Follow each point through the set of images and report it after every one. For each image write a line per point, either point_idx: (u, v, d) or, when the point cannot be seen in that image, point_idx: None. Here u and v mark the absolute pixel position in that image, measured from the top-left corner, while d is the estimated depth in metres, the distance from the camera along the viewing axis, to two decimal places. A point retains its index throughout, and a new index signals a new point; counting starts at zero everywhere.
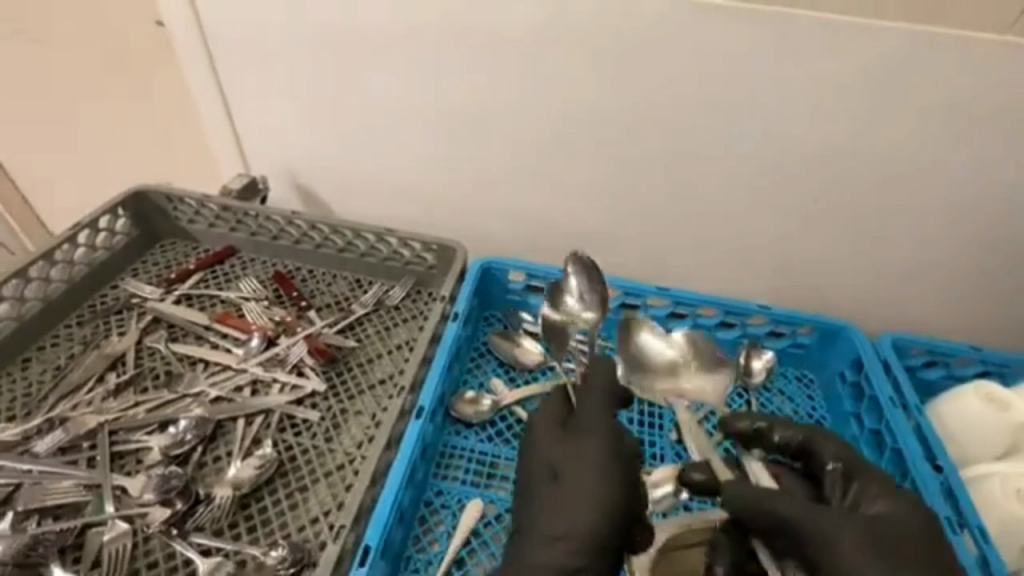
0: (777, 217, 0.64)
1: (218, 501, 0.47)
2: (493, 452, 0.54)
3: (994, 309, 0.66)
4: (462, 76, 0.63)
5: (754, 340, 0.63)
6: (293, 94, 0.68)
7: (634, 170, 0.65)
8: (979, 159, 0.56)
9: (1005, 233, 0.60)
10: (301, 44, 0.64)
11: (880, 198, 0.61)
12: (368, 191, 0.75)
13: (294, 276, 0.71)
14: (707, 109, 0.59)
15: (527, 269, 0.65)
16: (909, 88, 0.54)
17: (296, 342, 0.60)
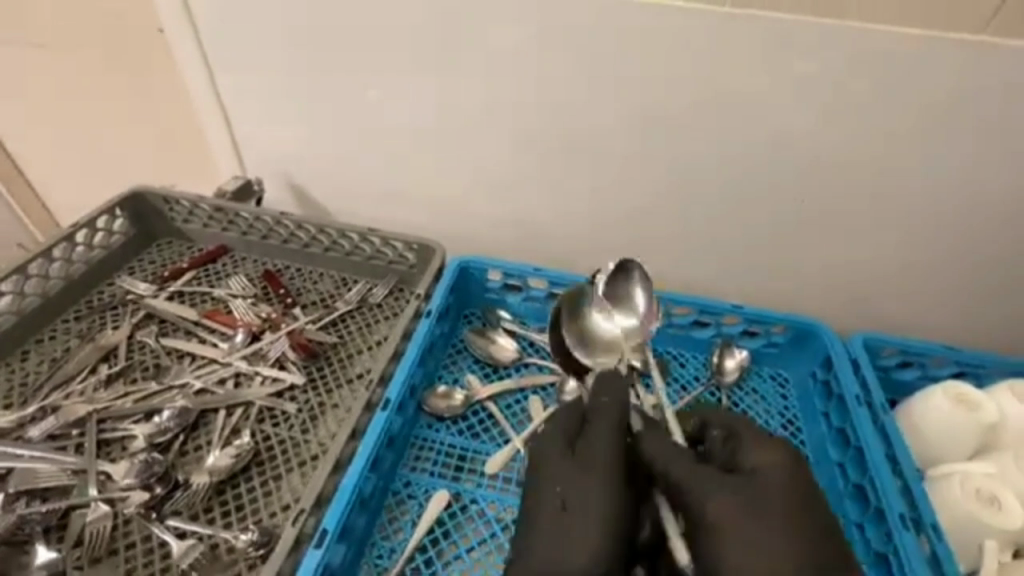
0: (756, 216, 0.67)
1: (195, 487, 0.49)
2: (462, 445, 0.55)
3: (966, 304, 0.69)
4: (444, 79, 0.65)
5: (727, 339, 0.64)
6: (285, 98, 0.71)
7: (615, 170, 0.67)
8: (951, 156, 0.58)
9: (975, 231, 0.63)
10: (293, 53, 0.67)
11: (853, 198, 0.63)
12: (357, 191, 0.78)
13: (282, 274, 0.73)
14: (682, 110, 0.61)
15: (504, 267, 0.66)
16: (879, 91, 0.55)
17: (278, 337, 0.63)
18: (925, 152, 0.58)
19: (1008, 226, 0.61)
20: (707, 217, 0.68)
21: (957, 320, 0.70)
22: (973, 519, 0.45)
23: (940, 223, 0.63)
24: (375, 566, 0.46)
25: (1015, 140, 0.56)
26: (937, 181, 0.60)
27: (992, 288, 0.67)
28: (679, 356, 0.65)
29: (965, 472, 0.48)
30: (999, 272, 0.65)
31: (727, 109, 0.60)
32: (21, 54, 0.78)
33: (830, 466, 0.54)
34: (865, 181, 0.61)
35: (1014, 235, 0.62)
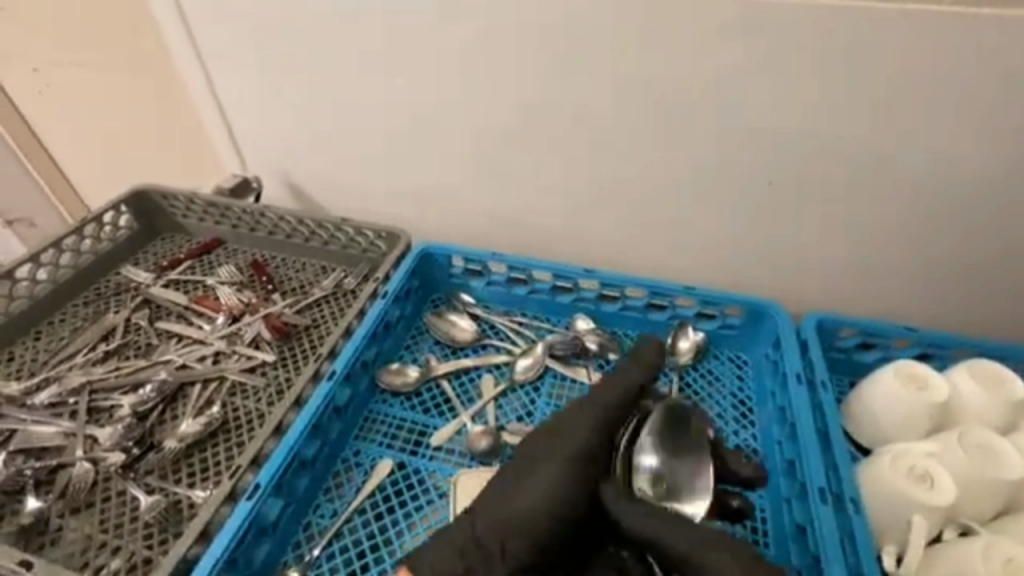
0: (727, 198, 0.66)
1: (166, 450, 0.55)
2: (413, 418, 0.58)
3: (962, 295, 0.65)
4: (418, 76, 0.68)
5: (682, 321, 0.64)
6: (278, 100, 0.76)
7: (584, 156, 0.68)
8: (919, 132, 0.56)
9: (958, 215, 0.60)
10: (279, 57, 0.72)
11: (818, 183, 0.62)
12: (345, 185, 0.82)
13: (269, 263, 0.78)
14: (637, 94, 0.62)
15: (466, 253, 0.68)
16: (830, 70, 0.55)
17: (256, 320, 0.67)
18: (889, 128, 0.57)
19: (989, 204, 0.58)
20: (680, 202, 0.68)
21: (951, 307, 0.67)
22: (909, 498, 0.44)
23: (919, 201, 0.60)
24: (317, 524, 0.50)
25: (983, 117, 0.54)
26: (909, 161, 0.58)
27: (985, 278, 0.63)
28: (638, 339, 0.66)
29: (897, 450, 0.48)
30: (987, 255, 0.62)
31: (684, 91, 0.60)
32: (58, 66, 0.87)
33: (773, 444, 0.54)
34: (830, 158, 0.60)
35: (999, 213, 0.59)
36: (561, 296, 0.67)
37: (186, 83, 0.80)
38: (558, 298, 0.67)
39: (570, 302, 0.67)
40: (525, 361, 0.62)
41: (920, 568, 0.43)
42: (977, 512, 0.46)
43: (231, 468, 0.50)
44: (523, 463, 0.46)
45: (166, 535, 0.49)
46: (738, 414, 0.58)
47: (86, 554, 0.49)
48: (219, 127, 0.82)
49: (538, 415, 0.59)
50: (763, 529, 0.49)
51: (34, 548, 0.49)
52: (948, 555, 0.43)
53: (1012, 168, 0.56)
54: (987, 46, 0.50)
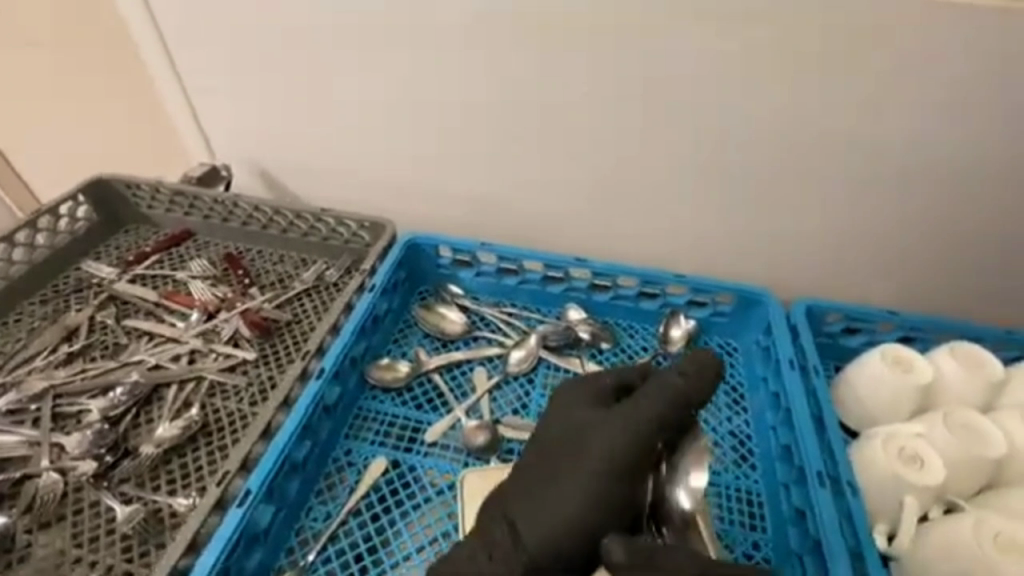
0: (717, 187, 0.66)
1: (143, 456, 0.52)
2: (405, 415, 0.57)
3: (943, 278, 0.67)
4: (406, 66, 0.65)
5: (673, 309, 0.64)
6: (256, 90, 0.72)
7: (578, 146, 0.67)
8: (904, 121, 0.57)
9: (939, 202, 0.61)
10: (249, 38, 0.68)
11: (806, 170, 0.62)
12: (328, 170, 0.77)
13: (244, 256, 0.74)
14: (628, 81, 0.60)
15: (454, 243, 0.67)
16: (821, 60, 0.55)
17: (234, 316, 0.64)
18: (876, 117, 0.57)
19: (966, 189, 0.60)
20: (672, 190, 0.67)
21: (931, 290, 0.68)
22: (900, 479, 0.46)
23: (904, 193, 0.62)
24: (310, 528, 0.48)
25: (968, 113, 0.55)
26: (891, 154, 0.59)
27: (962, 264, 0.66)
28: (629, 328, 0.65)
29: (889, 432, 0.49)
30: (967, 241, 0.64)
31: (676, 79, 0.59)
32: (8, 47, 0.81)
33: (764, 429, 0.55)
34: (819, 147, 0.60)
35: (974, 199, 0.60)
36: (552, 286, 0.66)
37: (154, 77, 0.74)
38: (549, 288, 0.66)
39: (561, 292, 0.66)
40: (519, 353, 0.61)
41: (911, 545, 0.45)
42: (963, 488, 0.48)
43: (217, 475, 0.47)
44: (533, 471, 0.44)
45: (147, 547, 0.47)
46: (731, 399, 0.59)
47: (59, 571, 0.46)
48: (187, 118, 0.77)
49: (534, 407, 0.58)
50: (759, 514, 0.50)
51: (1, 567, 0.46)
52: (937, 531, 0.44)
53: (992, 162, 0.58)
54: (975, 46, 0.51)
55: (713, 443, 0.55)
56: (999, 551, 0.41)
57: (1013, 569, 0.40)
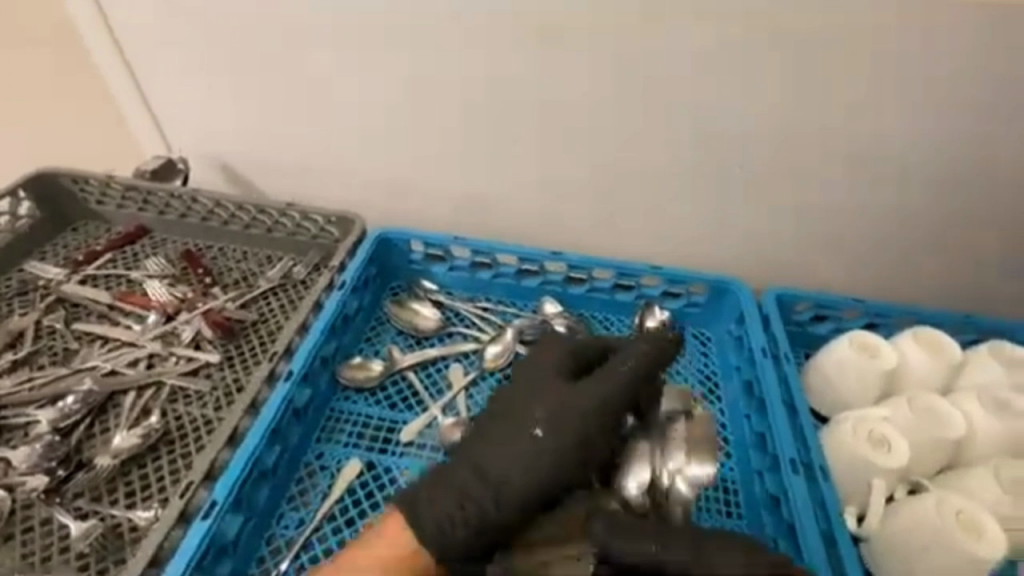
0: (696, 182, 0.64)
1: (98, 468, 0.49)
2: (379, 415, 0.55)
3: (930, 270, 0.66)
4: (386, 61, 0.63)
5: (649, 301, 0.64)
6: (227, 85, 0.68)
7: (560, 145, 0.65)
8: (880, 116, 0.57)
9: (919, 195, 0.61)
10: (214, 28, 0.64)
11: (784, 162, 0.61)
12: (329, 170, 0.72)
13: (204, 254, 0.70)
14: (609, 74, 0.59)
15: (426, 238, 0.65)
16: (800, 54, 0.55)
17: (195, 317, 0.61)
18: (855, 110, 0.57)
19: (937, 185, 0.60)
20: (651, 184, 0.65)
21: (908, 287, 0.67)
22: (869, 462, 0.47)
23: (887, 189, 0.61)
24: (281, 536, 0.47)
25: (944, 111, 0.56)
26: (870, 150, 0.59)
27: (952, 251, 0.64)
28: (605, 320, 0.65)
29: (857, 416, 0.50)
30: (943, 236, 0.63)
31: (658, 72, 0.58)
32: None
33: (738, 417, 0.56)
34: (799, 144, 0.60)
35: (955, 192, 0.60)
36: (527, 279, 0.65)
37: (101, 67, 0.71)
38: (523, 282, 0.65)
39: (536, 286, 0.65)
40: (495, 349, 0.60)
41: (879, 526, 0.46)
42: (924, 470, 0.50)
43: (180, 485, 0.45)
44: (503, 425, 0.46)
45: (105, 564, 0.44)
46: (705, 389, 0.59)
47: None
48: (140, 110, 0.73)
49: None
50: (735, 501, 0.50)
51: None
52: (905, 513, 0.45)
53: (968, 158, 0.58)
54: (949, 41, 0.52)
55: None
56: (960, 529, 0.43)
57: (973, 547, 0.42)
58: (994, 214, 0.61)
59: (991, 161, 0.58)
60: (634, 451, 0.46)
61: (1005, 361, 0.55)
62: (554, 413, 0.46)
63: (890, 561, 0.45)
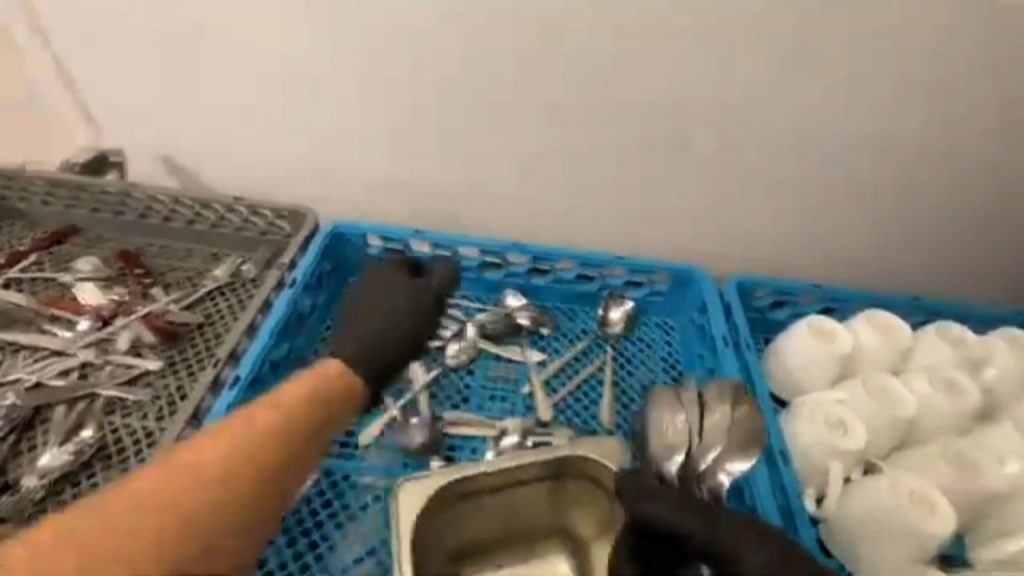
0: (661, 167, 0.63)
1: (24, 490, 0.46)
2: None
3: (902, 259, 0.66)
4: (372, 54, 0.60)
5: (613, 291, 0.63)
6: (190, 73, 0.64)
7: (536, 136, 0.63)
8: (844, 109, 0.59)
9: (884, 184, 0.62)
10: (183, 21, 0.61)
11: (754, 152, 0.61)
12: (332, 171, 0.67)
13: (142, 253, 0.65)
14: (585, 67, 0.59)
15: (382, 232, 0.63)
16: (772, 53, 0.57)
17: (132, 321, 0.57)
18: (820, 102, 0.59)
19: (904, 177, 0.62)
20: (626, 176, 0.64)
21: (865, 270, 0.67)
22: (825, 444, 0.48)
23: (852, 177, 0.62)
24: None
25: (910, 102, 0.58)
26: (833, 138, 0.60)
27: (919, 242, 0.65)
28: (569, 311, 0.64)
29: (816, 400, 0.51)
30: (906, 226, 0.65)
31: (637, 67, 0.58)
32: None
33: None
34: (768, 130, 0.60)
35: (922, 186, 0.62)
36: (489, 272, 0.64)
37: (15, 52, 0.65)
38: (486, 275, 0.64)
39: (499, 279, 0.64)
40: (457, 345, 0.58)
41: (837, 507, 0.47)
42: (877, 449, 0.51)
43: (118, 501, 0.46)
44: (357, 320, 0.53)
45: None
46: (670, 378, 0.59)
47: None
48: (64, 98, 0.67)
49: (474, 399, 0.56)
50: None
51: None
52: (862, 493, 0.46)
53: (926, 148, 0.60)
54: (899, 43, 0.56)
55: None
56: (913, 506, 0.45)
57: (925, 522, 0.44)
58: (957, 207, 0.63)
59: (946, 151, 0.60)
60: (665, 428, 0.45)
61: (952, 341, 0.57)
62: (381, 329, 0.53)
63: (847, 539, 0.46)
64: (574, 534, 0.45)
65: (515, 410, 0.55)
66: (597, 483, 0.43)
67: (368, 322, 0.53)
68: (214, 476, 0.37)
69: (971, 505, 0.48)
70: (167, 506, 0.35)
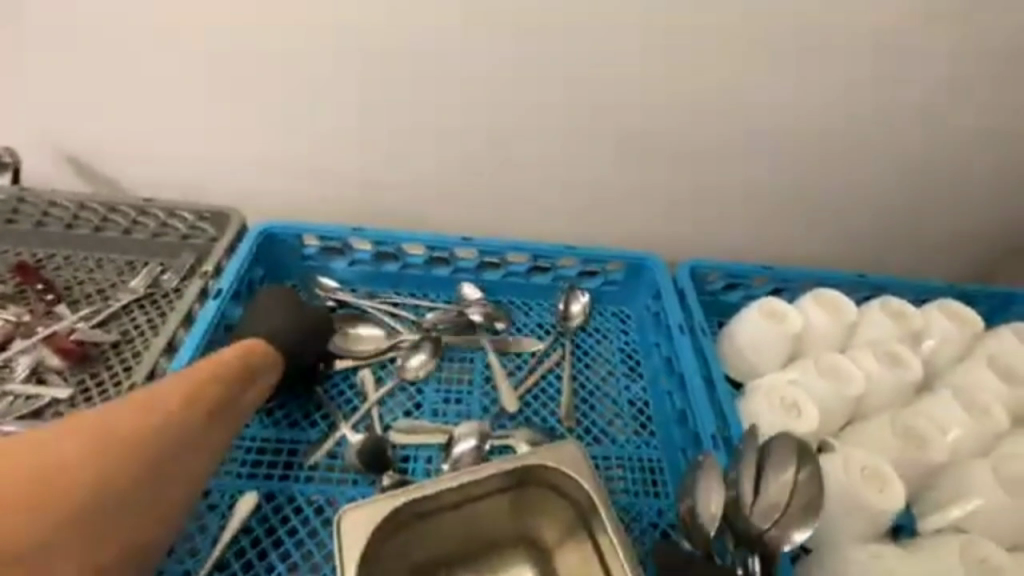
0: (628, 157, 0.62)
1: None
2: (278, 437, 0.49)
3: (864, 245, 0.69)
4: (366, 60, 0.57)
5: (567, 282, 0.61)
6: (138, 63, 0.58)
7: (507, 126, 0.61)
8: (815, 98, 0.60)
9: (846, 170, 0.64)
10: (153, 22, 0.56)
11: (720, 139, 0.61)
12: (334, 169, 0.63)
13: (43, 266, 0.58)
14: (568, 62, 0.57)
15: (318, 230, 0.58)
16: (758, 49, 0.57)
17: (34, 345, 0.50)
18: (794, 91, 0.59)
19: (875, 165, 0.64)
20: (597, 171, 0.63)
21: (814, 248, 0.69)
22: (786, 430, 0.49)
23: (817, 162, 0.63)
24: None
25: (874, 86, 0.59)
26: (827, 132, 0.61)
27: (882, 228, 0.68)
28: (523, 305, 0.61)
29: (772, 384, 0.52)
30: (870, 213, 0.67)
31: (627, 65, 0.58)
32: None
33: (660, 395, 0.55)
34: (737, 116, 0.60)
35: (899, 175, 0.64)
36: (438, 269, 0.60)
37: None
38: (435, 272, 0.60)
39: (449, 275, 0.60)
40: (418, 358, 0.55)
41: None
42: (829, 427, 0.52)
43: None
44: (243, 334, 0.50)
45: None
46: (627, 368, 0.58)
47: None
48: None
49: (428, 407, 0.53)
50: (662, 480, 0.50)
51: None
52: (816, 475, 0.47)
53: (881, 128, 0.61)
54: (876, 35, 0.57)
55: (613, 416, 0.54)
56: (864, 482, 0.46)
57: (875, 499, 0.45)
58: (923, 197, 0.66)
59: (899, 131, 0.62)
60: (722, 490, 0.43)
61: (894, 314, 0.58)
62: (288, 325, 0.50)
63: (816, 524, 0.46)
64: (539, 541, 0.43)
65: (472, 413, 0.53)
66: (560, 492, 0.41)
67: (267, 318, 0.50)
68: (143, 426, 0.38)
69: (915, 475, 0.50)
70: (101, 447, 0.36)
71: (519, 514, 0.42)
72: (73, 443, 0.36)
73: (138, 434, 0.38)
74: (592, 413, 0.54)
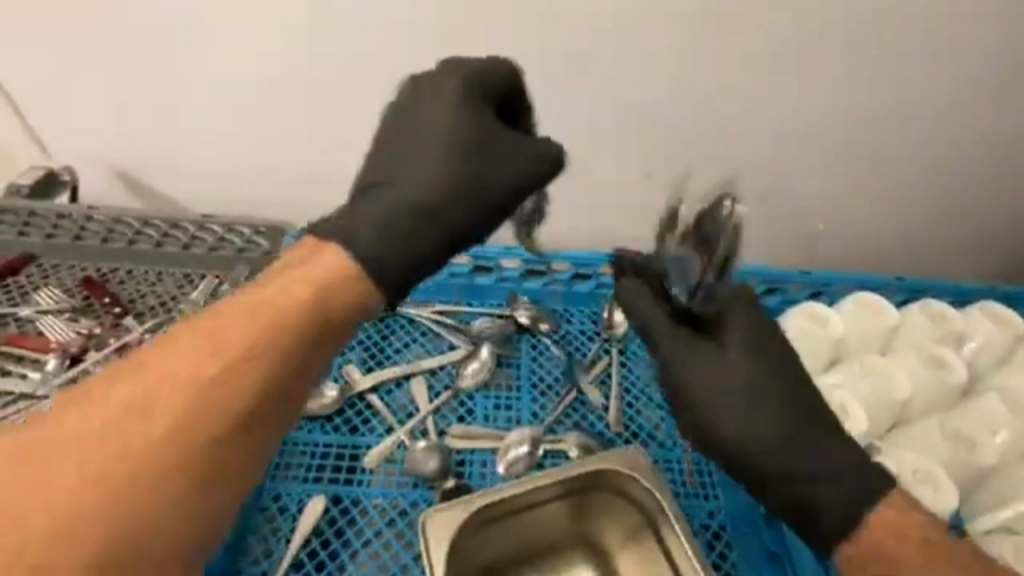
0: (649, 161, 0.64)
1: None
2: (340, 443, 0.51)
3: (893, 244, 0.69)
4: (382, 67, 0.59)
5: (609, 290, 0.62)
6: (163, 82, 0.61)
7: None
8: (830, 101, 0.60)
9: (870, 169, 0.64)
10: (173, 39, 0.58)
11: (737, 141, 0.62)
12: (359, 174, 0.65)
13: (108, 280, 0.61)
14: (580, 68, 0.59)
15: None
16: (766, 51, 0.58)
17: (107, 356, 0.54)
18: (807, 94, 0.60)
19: (898, 164, 0.64)
20: (620, 175, 0.65)
21: (845, 249, 0.69)
22: None
23: (841, 164, 0.64)
24: None
25: (890, 87, 0.59)
26: (847, 133, 0.62)
27: (911, 227, 0.68)
28: (566, 313, 0.62)
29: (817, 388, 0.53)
30: (897, 211, 0.67)
31: (638, 69, 0.59)
32: None
33: None
34: (752, 118, 0.61)
35: (922, 173, 0.64)
36: (482, 278, 0.62)
37: None
38: (479, 281, 0.62)
39: (493, 284, 0.62)
40: (472, 365, 0.56)
41: None
42: (876, 428, 0.53)
43: None
44: (401, 153, 0.42)
45: None
46: None
47: None
48: (9, 119, 0.64)
49: (481, 412, 0.54)
50: (713, 490, 0.51)
51: None
52: None
53: (885, 132, 0.62)
54: (887, 35, 0.57)
55: (659, 420, 0.55)
56: (914, 484, 0.48)
57: (926, 500, 0.47)
58: (950, 192, 0.66)
59: (914, 132, 0.62)
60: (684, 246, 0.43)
61: (933, 317, 0.58)
62: (461, 139, 0.42)
63: None
64: (597, 543, 0.45)
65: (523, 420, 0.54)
66: (626, 496, 0.44)
67: (431, 130, 0.42)
68: (162, 433, 0.36)
69: (968, 476, 0.51)
70: (149, 406, 0.36)
71: (585, 517, 0.45)
72: (131, 393, 0.36)
73: (155, 434, 0.36)
74: (639, 418, 0.55)
